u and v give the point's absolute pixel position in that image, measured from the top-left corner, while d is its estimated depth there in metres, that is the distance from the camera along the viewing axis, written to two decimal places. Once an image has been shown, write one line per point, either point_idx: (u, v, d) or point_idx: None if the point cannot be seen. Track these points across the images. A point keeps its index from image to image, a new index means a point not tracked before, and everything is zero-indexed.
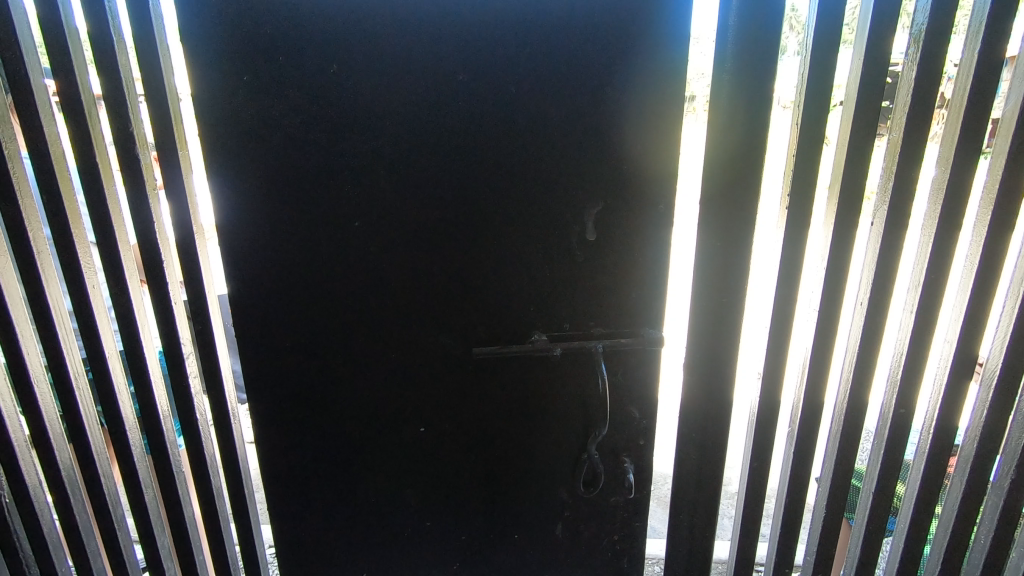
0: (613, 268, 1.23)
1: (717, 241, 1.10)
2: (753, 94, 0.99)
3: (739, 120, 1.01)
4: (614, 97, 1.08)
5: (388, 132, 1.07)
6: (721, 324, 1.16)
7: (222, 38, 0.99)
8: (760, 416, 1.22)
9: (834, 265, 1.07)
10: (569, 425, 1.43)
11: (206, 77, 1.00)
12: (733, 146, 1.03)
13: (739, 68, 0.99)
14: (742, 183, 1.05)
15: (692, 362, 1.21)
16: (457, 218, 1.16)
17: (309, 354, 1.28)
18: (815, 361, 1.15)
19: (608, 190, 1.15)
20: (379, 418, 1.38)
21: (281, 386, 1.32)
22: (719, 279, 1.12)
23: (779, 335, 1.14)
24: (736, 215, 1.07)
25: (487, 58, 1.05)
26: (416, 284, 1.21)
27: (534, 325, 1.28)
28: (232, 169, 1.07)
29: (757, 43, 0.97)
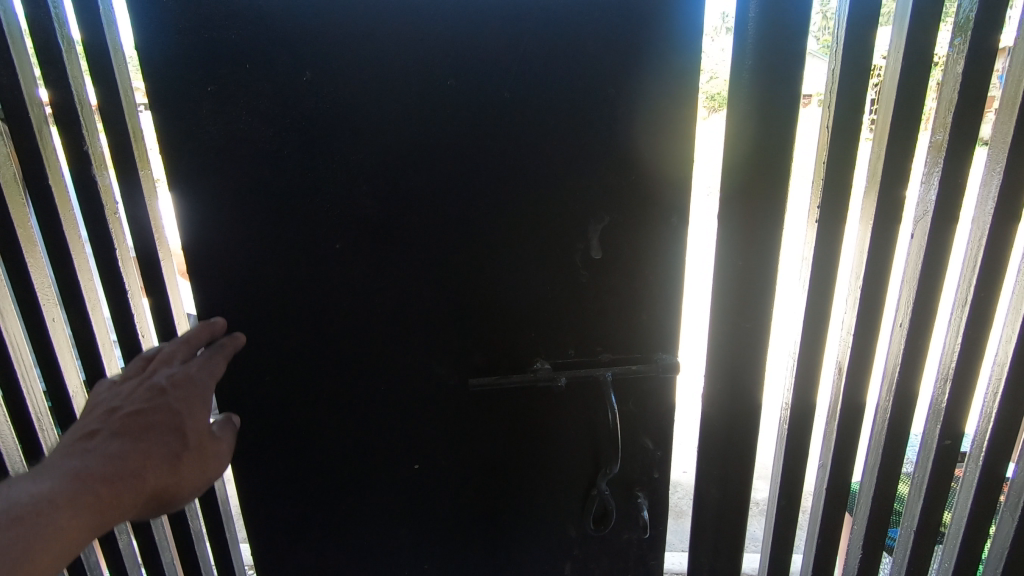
0: (623, 288, 1.12)
1: (740, 261, 0.99)
2: (777, 96, 0.89)
3: (762, 126, 0.91)
4: (619, 100, 0.98)
5: (372, 146, 0.97)
6: (743, 349, 1.06)
7: (184, 45, 0.90)
8: (789, 445, 1.12)
9: (871, 285, 0.96)
10: (577, 459, 1.31)
11: (167, 89, 0.91)
12: (754, 155, 0.93)
13: (760, 68, 0.88)
14: (765, 197, 0.95)
15: (710, 390, 1.10)
16: (449, 235, 1.05)
17: (294, 386, 1.18)
18: (849, 388, 1.06)
19: (615, 203, 1.04)
20: (371, 454, 1.27)
21: (265, 421, 1.21)
22: (740, 301, 1.02)
23: (808, 360, 1.04)
24: (757, 232, 0.97)
25: (479, 61, 0.95)
26: (406, 310, 1.11)
27: (536, 351, 1.16)
28: (201, 187, 0.97)
29: (781, 39, 0.87)
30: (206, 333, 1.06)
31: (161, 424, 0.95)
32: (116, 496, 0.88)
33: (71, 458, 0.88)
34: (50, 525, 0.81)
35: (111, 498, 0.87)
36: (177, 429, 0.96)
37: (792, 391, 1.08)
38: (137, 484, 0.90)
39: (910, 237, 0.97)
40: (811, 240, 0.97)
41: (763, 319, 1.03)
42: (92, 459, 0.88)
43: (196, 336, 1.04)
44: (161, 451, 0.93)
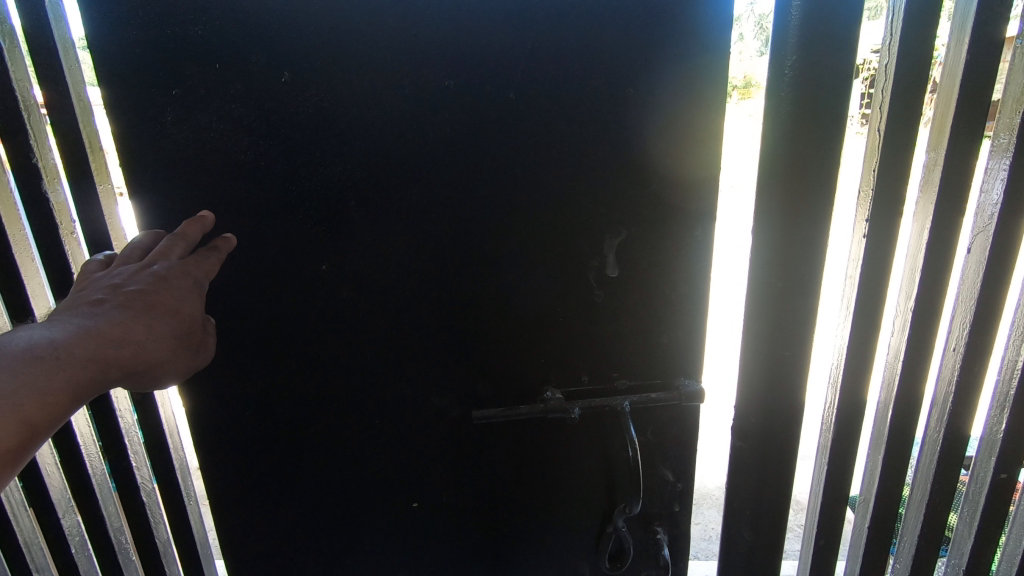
0: (642, 309, 1.02)
1: (778, 281, 0.88)
2: (823, 96, 0.79)
3: (803, 132, 0.80)
4: (636, 101, 0.87)
5: (360, 155, 0.87)
6: (781, 379, 0.94)
7: (145, 42, 0.78)
8: (836, 480, 1.02)
9: (924, 307, 0.85)
10: (592, 493, 1.19)
11: (124, 92, 0.80)
12: (794, 163, 0.82)
13: (804, 64, 0.78)
14: (808, 210, 0.84)
15: (741, 423, 0.99)
16: (449, 253, 0.95)
17: (279, 420, 1.07)
18: (897, 418, 0.95)
19: (631, 215, 0.94)
20: (366, 492, 1.16)
21: (248, 458, 1.10)
22: (778, 327, 0.91)
23: (855, 388, 0.93)
24: (796, 249, 0.86)
25: (478, 59, 0.85)
26: (401, 335, 1.01)
27: (546, 378, 1.06)
28: (166, 203, 0.86)
29: (829, 31, 0.76)
30: (198, 228, 0.85)
31: (172, 288, 0.81)
32: (130, 350, 0.76)
33: (77, 307, 0.76)
34: (56, 377, 0.69)
35: (125, 356, 0.76)
36: (187, 297, 0.83)
37: (832, 422, 0.98)
38: (151, 338, 0.78)
39: (966, 251, 0.86)
40: (857, 257, 0.85)
41: (803, 345, 0.92)
42: (104, 312, 0.75)
43: (189, 232, 0.84)
44: (174, 324, 0.81)
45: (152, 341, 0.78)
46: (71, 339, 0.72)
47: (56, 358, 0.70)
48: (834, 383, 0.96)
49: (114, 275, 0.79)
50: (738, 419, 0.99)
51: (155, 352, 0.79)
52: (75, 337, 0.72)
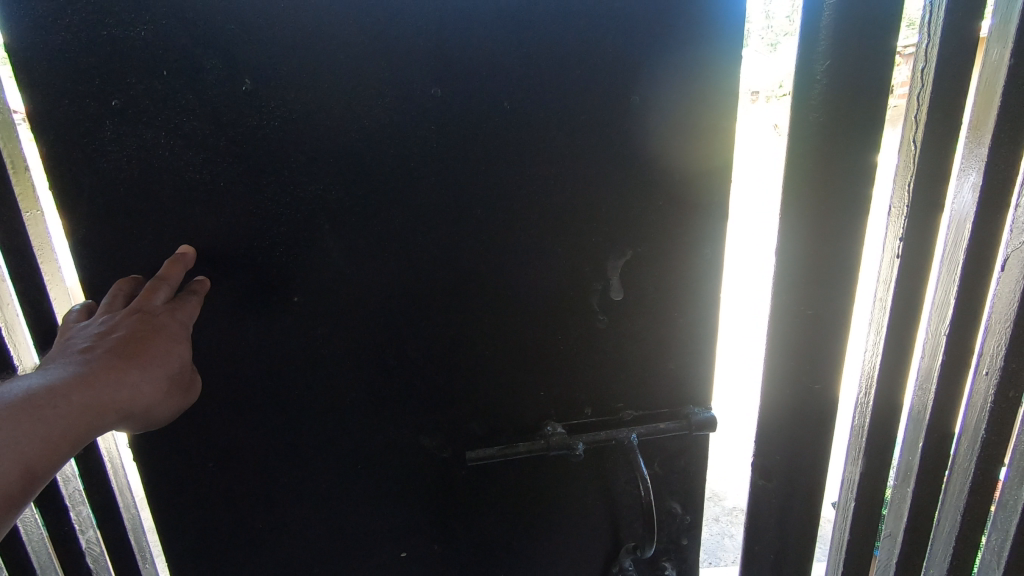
0: (649, 333, 0.94)
1: (808, 309, 0.83)
2: (856, 109, 0.73)
3: (833, 142, 0.75)
4: (640, 111, 0.80)
5: (335, 172, 0.77)
6: (810, 411, 0.89)
7: (76, 46, 0.67)
8: (866, 515, 0.95)
9: (960, 331, 0.79)
10: (594, 532, 1.10)
11: (53, 104, 0.69)
12: (821, 182, 0.77)
13: (835, 74, 0.72)
14: (838, 231, 0.79)
15: (764, 460, 0.93)
16: (438, 279, 0.86)
17: (248, 471, 0.95)
18: (930, 451, 0.88)
19: (636, 233, 0.86)
20: (348, 543, 1.04)
21: (218, 517, 0.98)
22: (804, 348, 0.85)
23: (888, 419, 0.86)
24: (824, 274, 0.81)
25: (467, 66, 0.76)
26: (385, 369, 0.91)
27: (545, 413, 0.97)
28: (108, 231, 0.75)
29: (865, 36, 0.70)
30: (180, 271, 0.76)
31: (159, 332, 0.74)
32: (121, 395, 0.69)
33: (66, 353, 0.70)
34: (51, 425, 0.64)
35: (117, 402, 0.69)
36: (178, 339, 0.76)
37: (860, 453, 0.92)
38: (142, 382, 0.71)
39: (1000, 270, 0.77)
40: (888, 278, 0.80)
41: (832, 375, 0.86)
42: (94, 357, 0.69)
43: (169, 273, 0.75)
44: (165, 368, 0.74)
45: (144, 385, 0.72)
46: (63, 385, 0.66)
47: (47, 406, 0.63)
48: (863, 412, 0.89)
49: (100, 320, 0.73)
50: (763, 454, 0.93)
51: (147, 396, 0.72)
52: (66, 382, 0.66)
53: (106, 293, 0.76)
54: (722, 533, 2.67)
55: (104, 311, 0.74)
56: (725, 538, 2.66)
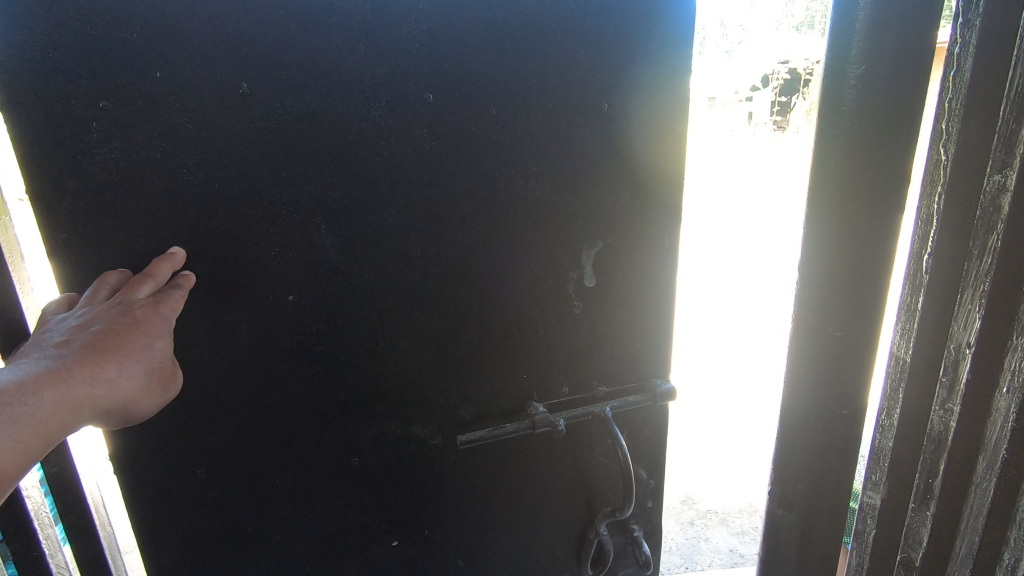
0: (618, 315, 1.04)
1: (836, 329, 0.70)
2: (895, 88, 0.61)
3: (874, 126, 0.63)
4: (611, 116, 0.90)
5: (328, 171, 0.80)
6: (834, 451, 0.75)
7: (61, 47, 0.66)
8: (880, 529, 0.85)
9: (992, 349, 0.68)
10: (571, 502, 1.19)
11: (33, 106, 0.67)
12: (855, 182, 0.65)
13: (870, 65, 0.61)
14: (869, 235, 0.66)
15: (784, 503, 0.79)
16: (428, 275, 0.91)
17: (235, 475, 0.94)
18: (950, 473, 0.75)
19: (607, 225, 0.96)
20: (341, 538, 1.06)
21: (201, 524, 0.95)
22: (835, 374, 0.71)
23: (912, 440, 0.78)
24: (852, 286, 0.67)
25: (457, 73, 0.82)
26: (377, 363, 0.94)
27: (529, 394, 1.05)
28: (91, 235, 0.73)
29: (903, 14, 0.59)
30: (167, 270, 0.75)
31: (139, 327, 0.72)
32: (97, 391, 0.68)
33: (42, 349, 0.68)
34: (18, 421, 0.62)
35: (92, 398, 0.68)
36: (160, 335, 0.74)
37: (886, 472, 0.82)
38: (118, 378, 0.70)
39: None
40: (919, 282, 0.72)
41: (862, 412, 0.73)
42: (69, 352, 0.68)
43: (157, 270, 0.74)
44: (143, 364, 0.72)
45: (121, 381, 0.70)
46: (34, 381, 0.64)
47: (18, 403, 0.62)
48: (886, 431, 0.81)
49: (79, 314, 0.71)
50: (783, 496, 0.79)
51: (123, 392, 0.70)
52: (38, 378, 0.65)
53: (88, 289, 0.74)
54: (698, 536, 3.28)
55: (82, 306, 0.71)
56: (700, 541, 3.25)
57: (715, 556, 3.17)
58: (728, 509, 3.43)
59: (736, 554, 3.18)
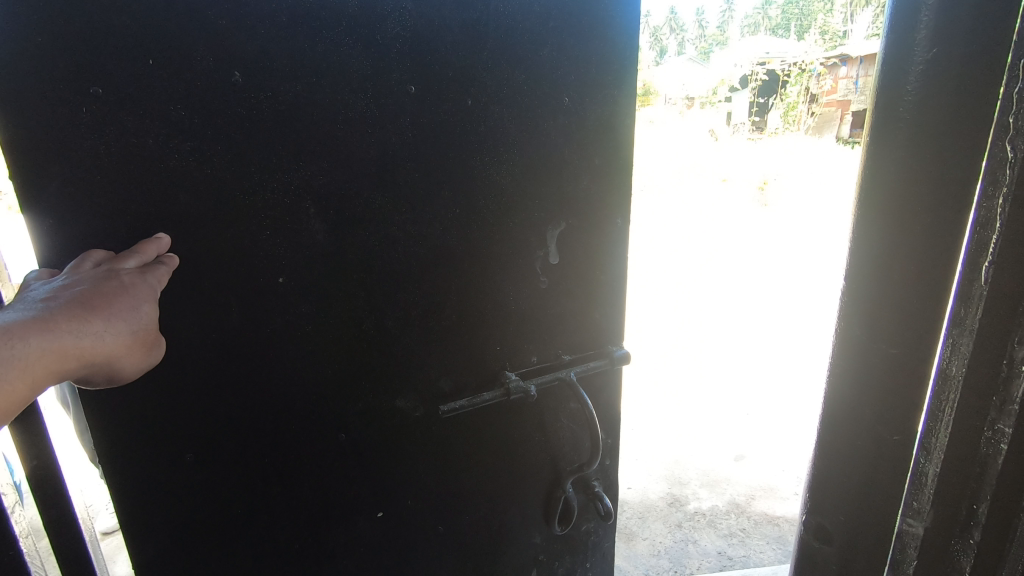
0: (579, 289, 1.16)
1: (891, 353, 0.72)
2: (962, 105, 0.62)
3: (931, 162, 0.65)
4: (572, 109, 1.01)
5: (316, 157, 0.84)
6: (876, 495, 0.80)
7: (54, 32, 0.67)
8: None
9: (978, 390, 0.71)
10: (539, 463, 1.31)
11: (21, 90, 0.68)
12: (916, 204, 0.66)
13: (932, 76, 0.62)
14: (923, 281, 0.69)
15: (824, 539, 0.85)
16: (412, 254, 0.97)
17: (223, 457, 0.97)
18: (985, 522, 0.76)
19: (569, 208, 1.07)
20: (328, 513, 1.11)
21: (190, 507, 0.97)
22: (887, 399, 0.75)
23: (968, 476, 0.76)
24: (900, 324, 0.71)
25: (436, 66, 0.89)
26: (363, 342, 0.99)
27: (503, 364, 1.15)
28: (80, 219, 0.74)
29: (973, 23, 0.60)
30: (151, 252, 0.76)
31: None
32: (84, 342, 0.70)
33: (27, 301, 0.70)
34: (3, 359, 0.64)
35: (78, 348, 0.70)
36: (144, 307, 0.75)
37: (926, 515, 0.80)
38: (104, 332, 0.72)
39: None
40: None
41: (920, 429, 0.76)
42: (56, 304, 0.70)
43: (144, 250, 0.75)
44: (126, 330, 0.73)
45: (103, 340, 0.72)
46: (22, 326, 0.66)
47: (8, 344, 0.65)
48: (932, 454, 0.77)
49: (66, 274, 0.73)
50: (832, 528, 0.84)
51: (108, 347, 0.73)
52: (26, 324, 0.67)
53: (75, 257, 0.75)
54: (686, 538, 3.04)
55: (66, 271, 0.72)
56: (688, 543, 3.02)
57: (704, 560, 2.90)
58: (716, 510, 3.21)
59: (724, 557, 2.92)
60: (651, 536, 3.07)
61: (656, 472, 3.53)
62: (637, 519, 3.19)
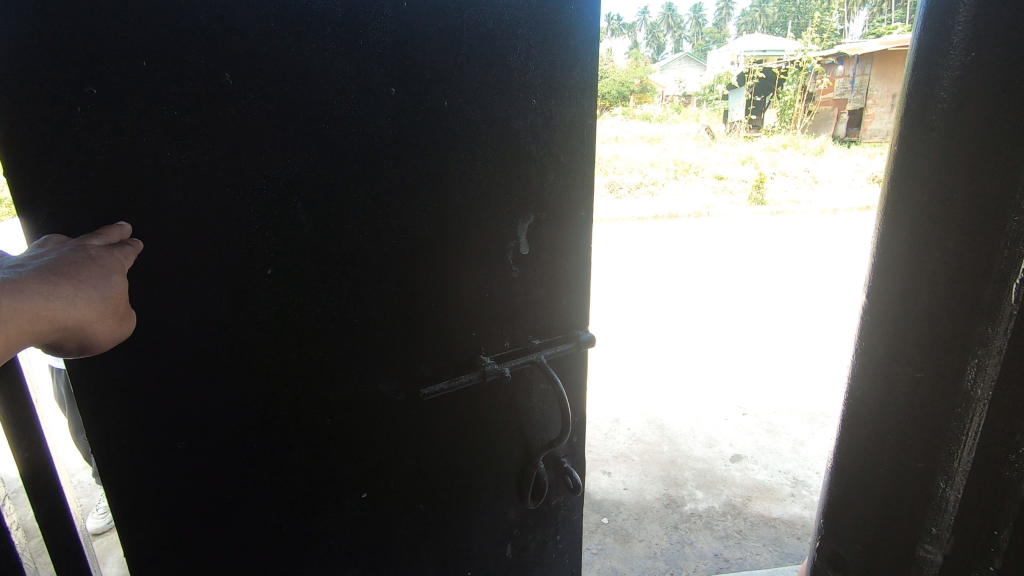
0: (548, 279, 1.25)
1: (915, 372, 0.80)
2: (989, 143, 0.69)
3: (959, 201, 0.72)
4: (538, 109, 1.11)
5: (301, 152, 0.91)
6: (897, 506, 0.88)
7: (53, 32, 0.73)
8: None
9: (998, 407, 0.78)
10: (513, 442, 1.40)
11: (22, 90, 0.73)
12: (927, 220, 0.74)
13: (957, 112, 0.70)
14: (943, 307, 0.76)
15: (839, 545, 0.96)
16: (393, 246, 1.05)
17: (213, 440, 1.02)
18: (1008, 535, 0.83)
19: (537, 202, 1.17)
20: (313, 495, 1.16)
21: (183, 493, 1.02)
22: (904, 409, 0.83)
23: (991, 495, 0.83)
24: (919, 342, 0.79)
25: (414, 67, 0.97)
26: (346, 327, 1.06)
27: (478, 348, 1.23)
28: (79, 211, 0.80)
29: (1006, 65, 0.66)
30: (116, 236, 0.81)
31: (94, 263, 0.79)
32: (55, 305, 0.75)
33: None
34: None
35: (49, 310, 0.74)
36: (110, 282, 0.78)
37: (949, 524, 0.86)
38: (74, 298, 0.76)
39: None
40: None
41: (943, 445, 0.83)
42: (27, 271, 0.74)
43: (109, 233, 0.80)
44: (93, 305, 0.77)
45: (69, 316, 0.76)
46: None
47: None
48: (954, 478, 0.84)
49: (34, 248, 0.77)
50: (844, 538, 0.94)
51: (78, 312, 0.77)
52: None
53: (37, 240, 0.79)
54: (682, 541, 2.98)
55: (29, 250, 0.77)
56: (685, 546, 2.95)
57: (699, 562, 2.85)
58: (713, 511, 3.16)
59: (721, 559, 2.87)
60: (648, 538, 3.01)
61: (652, 472, 3.50)
62: (634, 521, 3.12)
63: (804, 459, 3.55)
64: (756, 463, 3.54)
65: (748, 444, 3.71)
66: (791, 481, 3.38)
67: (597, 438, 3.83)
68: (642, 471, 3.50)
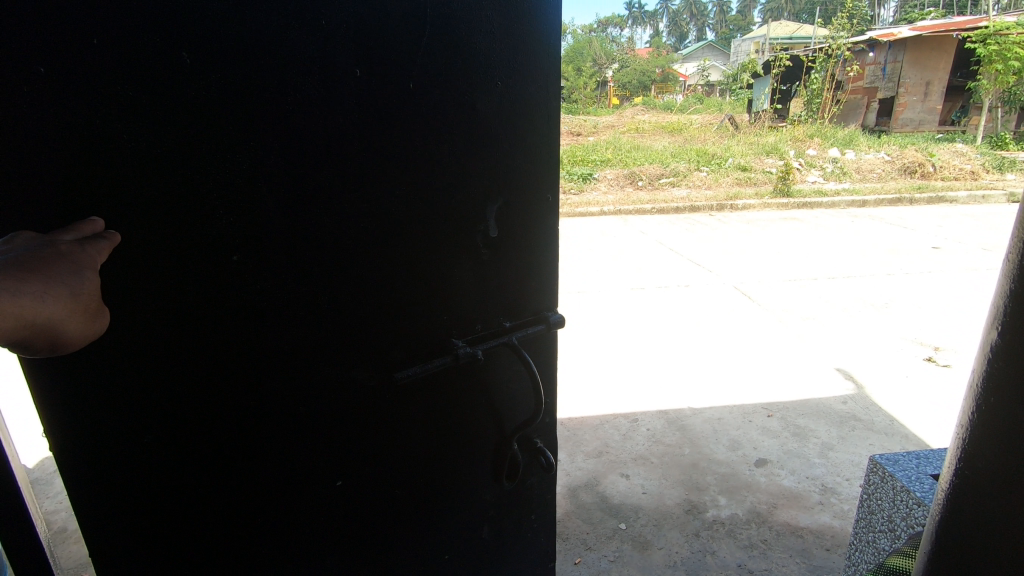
0: (518, 262, 1.28)
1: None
2: None
3: None
4: (502, 92, 1.13)
5: (262, 134, 0.93)
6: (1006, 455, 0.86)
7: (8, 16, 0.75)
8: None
9: None
10: (486, 423, 1.43)
11: None
12: None
13: None
14: None
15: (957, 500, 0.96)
16: (360, 229, 1.07)
17: (183, 421, 1.04)
18: None
19: (503, 185, 1.20)
20: (287, 476, 1.18)
21: (150, 476, 1.04)
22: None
23: None
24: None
25: (374, 48, 0.98)
26: (315, 308, 1.08)
27: (450, 331, 1.25)
28: (45, 194, 0.83)
29: None
30: (88, 231, 0.85)
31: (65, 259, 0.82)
32: (26, 303, 0.77)
33: None
34: None
35: (20, 308, 0.77)
36: (82, 278, 0.82)
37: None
38: (45, 294, 0.79)
39: None
40: None
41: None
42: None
43: (80, 229, 0.84)
44: (66, 301, 0.81)
45: (41, 312, 0.79)
46: None
47: None
48: None
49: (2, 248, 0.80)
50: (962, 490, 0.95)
51: (50, 308, 0.80)
52: None
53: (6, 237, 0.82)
54: (704, 549, 2.86)
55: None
56: (707, 554, 2.84)
57: (722, 572, 2.73)
58: (736, 520, 3.05)
59: (744, 570, 2.75)
60: (667, 546, 2.90)
61: (672, 475, 3.41)
62: (653, 527, 3.02)
63: (831, 464, 3.43)
64: (781, 468, 3.43)
65: (774, 449, 3.61)
66: (819, 489, 3.25)
67: (615, 439, 3.78)
68: (662, 474, 3.42)
